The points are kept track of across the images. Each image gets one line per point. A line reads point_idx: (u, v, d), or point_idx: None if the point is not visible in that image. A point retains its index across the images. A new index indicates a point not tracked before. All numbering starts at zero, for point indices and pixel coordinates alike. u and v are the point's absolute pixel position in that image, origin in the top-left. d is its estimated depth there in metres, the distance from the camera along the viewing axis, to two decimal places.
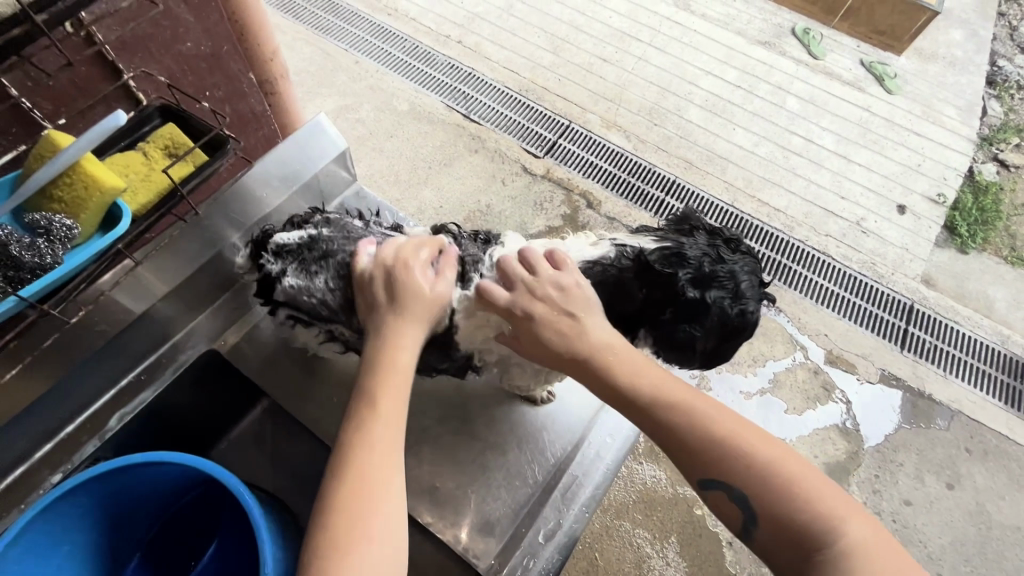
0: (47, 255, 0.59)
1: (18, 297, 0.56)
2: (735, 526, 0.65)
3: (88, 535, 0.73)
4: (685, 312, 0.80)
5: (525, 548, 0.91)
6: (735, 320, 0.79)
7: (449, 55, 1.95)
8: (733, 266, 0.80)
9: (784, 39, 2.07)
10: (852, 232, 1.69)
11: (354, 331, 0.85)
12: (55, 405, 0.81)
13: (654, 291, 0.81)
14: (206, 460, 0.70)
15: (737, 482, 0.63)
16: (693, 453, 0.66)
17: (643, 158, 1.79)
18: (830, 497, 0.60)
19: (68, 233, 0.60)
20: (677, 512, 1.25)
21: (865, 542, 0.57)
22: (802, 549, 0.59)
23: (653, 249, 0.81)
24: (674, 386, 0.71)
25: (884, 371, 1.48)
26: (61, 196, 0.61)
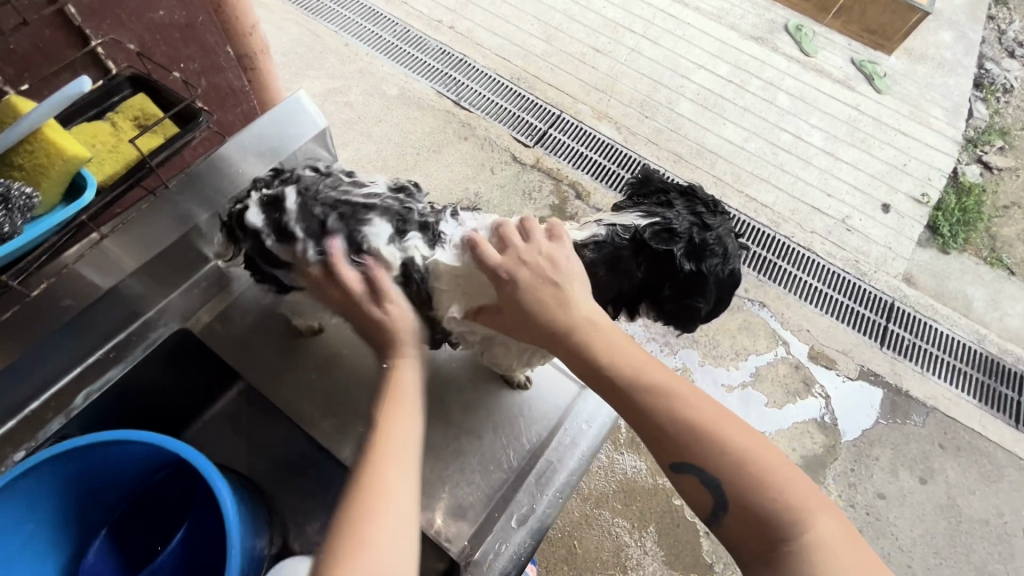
0: (4, 225, 0.55)
1: None
2: (701, 513, 0.61)
3: (53, 513, 0.72)
4: (684, 286, 0.81)
5: (498, 532, 0.89)
6: (727, 279, 0.83)
7: (441, 40, 1.92)
8: (718, 229, 0.82)
9: (776, 35, 2.07)
10: (837, 229, 1.70)
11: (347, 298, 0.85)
12: (20, 381, 0.79)
13: (655, 270, 0.81)
14: (174, 440, 0.69)
15: (711, 471, 0.59)
16: (666, 436, 0.62)
17: (632, 150, 1.78)
18: (802, 489, 0.57)
19: (28, 202, 0.57)
20: (655, 503, 1.27)
21: (831, 538, 0.54)
22: (767, 540, 0.56)
23: (647, 228, 0.80)
24: (657, 370, 0.67)
25: (862, 368, 1.50)
26: (21, 163, 0.58)
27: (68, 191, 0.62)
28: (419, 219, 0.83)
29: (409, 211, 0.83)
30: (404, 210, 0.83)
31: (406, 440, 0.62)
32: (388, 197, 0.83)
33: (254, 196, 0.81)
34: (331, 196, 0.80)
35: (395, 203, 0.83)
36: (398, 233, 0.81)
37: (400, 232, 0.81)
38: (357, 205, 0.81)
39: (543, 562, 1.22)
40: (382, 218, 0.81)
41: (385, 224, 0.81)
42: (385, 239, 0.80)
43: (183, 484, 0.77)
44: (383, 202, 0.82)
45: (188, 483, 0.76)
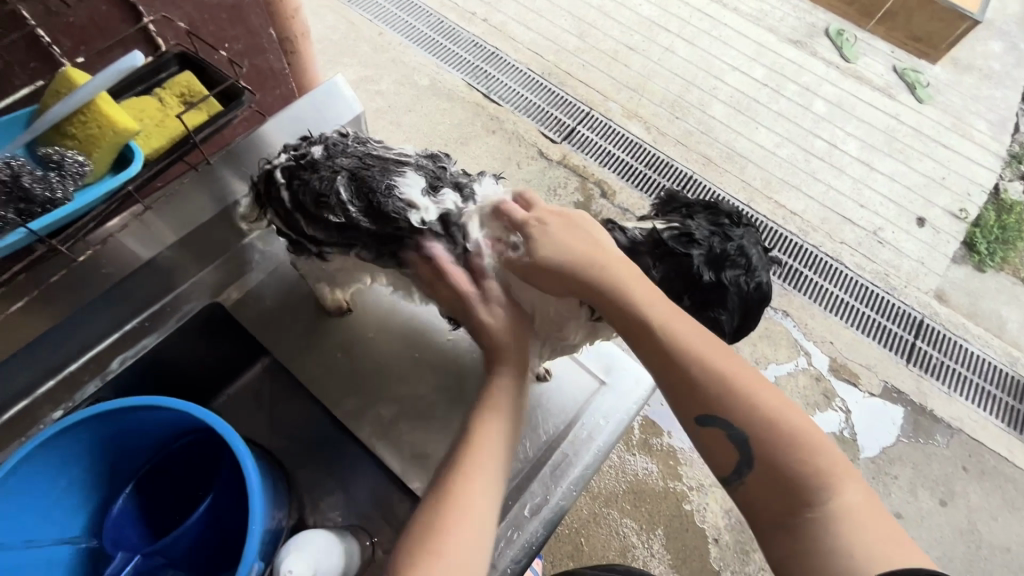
0: (58, 190, 0.58)
1: (28, 229, 0.55)
2: (722, 470, 0.61)
3: (86, 473, 0.74)
4: (704, 296, 0.77)
5: (511, 519, 0.85)
6: (754, 293, 0.77)
7: (474, 33, 1.93)
8: (742, 241, 0.78)
9: (816, 39, 2.02)
10: (868, 241, 1.66)
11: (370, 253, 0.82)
12: (60, 344, 0.82)
13: (675, 276, 0.77)
14: (203, 407, 0.71)
15: (741, 424, 0.60)
16: (695, 386, 0.62)
17: (661, 150, 1.76)
18: (828, 452, 0.58)
19: (80, 169, 0.60)
20: (665, 506, 1.26)
21: (856, 503, 0.56)
22: (792, 502, 0.57)
23: (665, 230, 0.78)
24: (686, 321, 0.65)
25: (886, 384, 1.47)
26: (74, 133, 0.61)
27: (116, 162, 0.64)
28: (450, 178, 0.83)
29: (440, 171, 0.83)
30: (437, 167, 0.83)
31: (495, 457, 0.67)
32: (422, 158, 0.84)
33: (283, 158, 0.82)
34: (359, 151, 0.82)
35: (429, 162, 0.84)
36: (429, 187, 0.80)
37: (432, 183, 0.81)
38: (391, 161, 0.82)
39: (549, 557, 1.22)
40: (415, 171, 0.81)
41: (418, 177, 0.81)
42: (419, 189, 0.79)
43: (209, 450, 0.79)
44: (417, 161, 0.83)
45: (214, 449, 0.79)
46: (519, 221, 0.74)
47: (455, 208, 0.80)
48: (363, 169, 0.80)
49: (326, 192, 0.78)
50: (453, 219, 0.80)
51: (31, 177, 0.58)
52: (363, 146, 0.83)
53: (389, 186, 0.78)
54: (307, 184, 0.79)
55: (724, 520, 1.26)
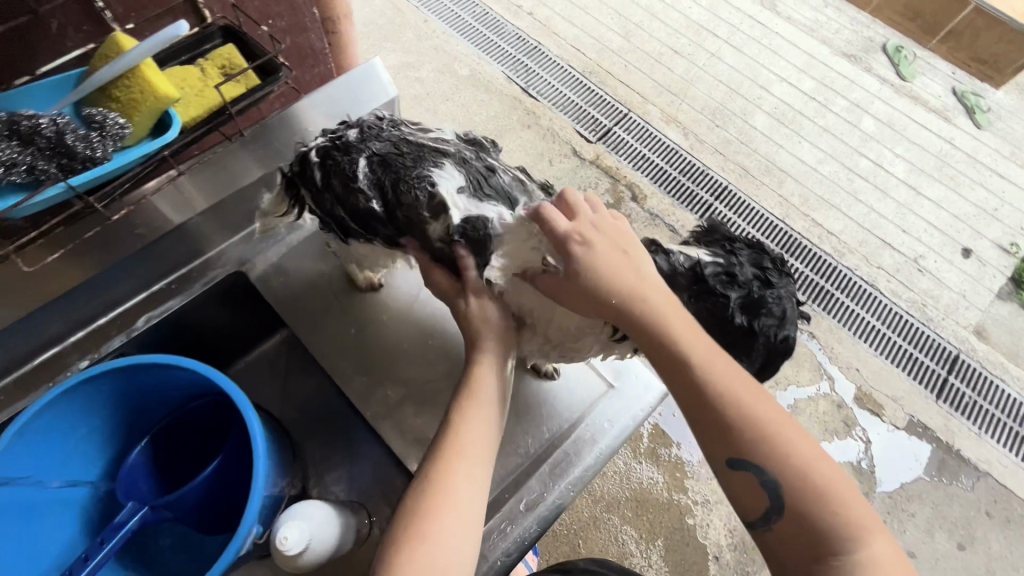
0: (98, 149, 0.61)
1: (67, 184, 0.58)
2: (749, 513, 0.62)
3: (106, 422, 0.77)
4: (731, 339, 0.72)
5: (507, 513, 0.82)
6: (780, 346, 0.72)
7: (519, 26, 1.92)
8: (783, 289, 0.73)
9: (872, 55, 1.94)
10: (907, 268, 1.59)
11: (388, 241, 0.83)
12: (90, 298, 0.85)
13: (705, 314, 0.72)
14: (218, 372, 0.72)
15: (773, 472, 0.60)
16: (733, 432, 0.61)
17: (697, 158, 1.73)
18: (857, 505, 0.59)
19: (120, 131, 0.63)
20: (667, 518, 1.25)
21: (882, 556, 0.57)
22: (819, 550, 0.58)
23: (707, 264, 0.73)
24: (725, 364, 0.63)
25: (912, 419, 1.41)
26: (118, 96, 0.64)
27: (156, 128, 0.66)
28: (498, 184, 0.80)
29: (482, 168, 0.81)
30: (482, 168, 0.81)
31: (481, 443, 0.66)
32: (466, 152, 0.82)
33: (321, 141, 0.83)
34: (394, 135, 0.82)
35: (473, 158, 0.82)
36: (470, 187, 0.78)
37: (474, 187, 0.79)
38: (430, 150, 0.81)
39: (545, 555, 1.22)
40: (455, 168, 0.79)
41: (457, 173, 0.79)
42: (455, 187, 0.78)
43: (221, 413, 0.81)
44: (459, 154, 0.81)
45: (227, 413, 0.81)
46: (560, 235, 0.68)
47: (497, 217, 0.77)
48: (391, 152, 0.80)
49: (358, 176, 0.79)
50: (479, 225, 0.76)
51: (73, 135, 0.60)
52: (399, 131, 0.83)
53: (423, 177, 0.78)
54: (339, 165, 0.79)
55: (727, 539, 1.24)
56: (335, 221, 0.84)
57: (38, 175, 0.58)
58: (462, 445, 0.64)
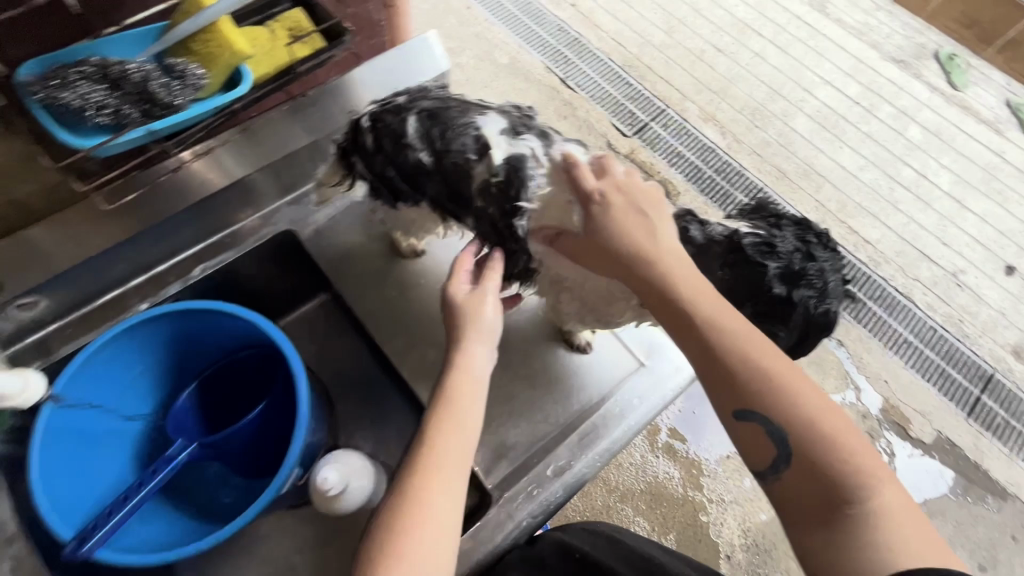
0: (177, 98, 0.65)
1: (147, 129, 0.62)
2: (759, 464, 0.63)
3: (159, 362, 0.81)
4: (770, 310, 0.72)
5: (533, 476, 0.84)
6: (819, 319, 0.73)
7: (561, 17, 1.92)
8: (824, 265, 0.74)
9: (924, 61, 1.90)
10: (945, 282, 1.56)
11: (436, 204, 0.86)
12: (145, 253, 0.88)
13: (744, 282, 0.73)
14: (268, 323, 0.76)
15: (781, 421, 0.61)
16: (739, 384, 0.62)
17: (734, 158, 1.71)
18: (869, 457, 0.60)
19: (197, 81, 0.66)
20: (681, 513, 1.26)
21: (893, 505, 0.58)
22: (829, 498, 0.59)
23: (747, 235, 0.75)
24: (731, 319, 0.64)
25: (940, 436, 1.38)
26: (196, 48, 0.67)
27: (227, 82, 0.70)
28: (535, 127, 0.84)
29: (522, 121, 0.85)
30: (522, 115, 0.85)
31: (460, 450, 0.62)
32: (506, 107, 0.87)
33: (372, 108, 0.87)
34: (442, 95, 0.86)
35: (514, 111, 0.87)
36: (510, 129, 0.82)
37: (513, 128, 0.82)
38: (475, 105, 0.85)
39: None
40: (497, 115, 0.84)
41: (499, 119, 0.83)
42: (497, 128, 0.82)
43: (264, 364, 0.84)
44: (501, 108, 0.86)
45: (270, 363, 0.84)
46: (587, 189, 0.73)
47: (535, 154, 0.80)
48: (439, 105, 0.84)
49: (408, 131, 0.83)
50: (522, 162, 0.79)
51: (157, 82, 0.64)
52: (448, 93, 0.88)
53: (468, 124, 0.82)
54: (390, 124, 0.83)
55: (740, 539, 1.24)
56: (383, 183, 0.88)
57: (122, 118, 0.62)
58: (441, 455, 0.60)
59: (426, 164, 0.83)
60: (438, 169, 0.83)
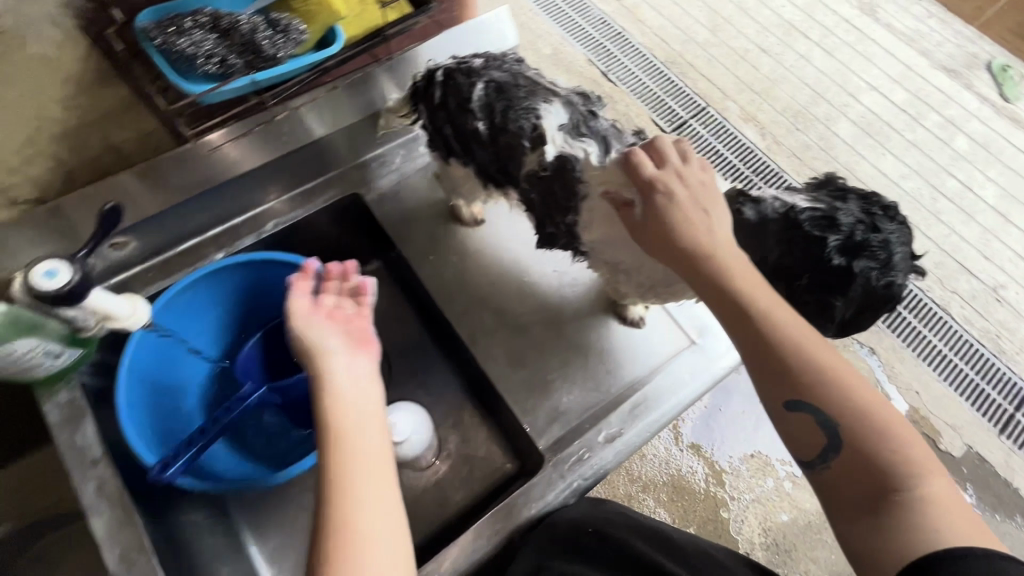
0: (279, 51, 0.70)
1: (251, 79, 0.68)
2: (806, 453, 0.63)
3: (229, 311, 0.91)
4: (828, 279, 0.74)
5: (584, 441, 0.86)
6: (881, 291, 0.73)
7: (605, 11, 1.93)
8: (890, 236, 0.73)
9: (974, 72, 1.87)
10: (984, 296, 1.52)
11: (479, 171, 0.90)
12: (205, 212, 0.91)
13: (802, 254, 0.74)
14: (328, 274, 0.83)
15: (831, 411, 0.61)
16: (791, 374, 0.62)
17: (773, 159, 1.69)
18: (916, 444, 0.60)
19: (298, 37, 0.71)
20: (702, 507, 1.13)
21: (944, 495, 0.58)
22: (881, 488, 0.58)
23: (805, 210, 0.75)
24: (782, 312, 0.65)
25: (969, 449, 1.32)
26: (298, 8, 0.73)
27: (321, 41, 0.75)
28: (599, 129, 0.84)
29: (587, 116, 0.85)
30: (587, 111, 0.85)
31: (375, 459, 0.57)
32: (574, 96, 0.87)
33: (448, 63, 0.90)
34: (513, 70, 0.88)
35: (580, 102, 0.86)
36: (570, 126, 0.83)
37: (574, 126, 0.83)
38: (543, 88, 0.86)
39: None
40: (562, 107, 0.85)
41: (563, 112, 0.84)
42: (557, 123, 0.83)
43: None
44: (567, 96, 0.86)
45: None
46: (647, 179, 0.72)
47: (588, 156, 0.82)
48: (506, 83, 0.86)
49: (473, 98, 0.85)
50: (571, 164, 0.82)
51: (264, 36, 0.69)
52: (519, 67, 0.89)
53: (530, 109, 0.84)
54: (459, 86, 0.86)
55: (761, 538, 1.11)
56: (440, 139, 0.91)
57: (227, 67, 0.67)
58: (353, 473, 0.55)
59: (479, 140, 0.86)
60: (487, 151, 0.86)
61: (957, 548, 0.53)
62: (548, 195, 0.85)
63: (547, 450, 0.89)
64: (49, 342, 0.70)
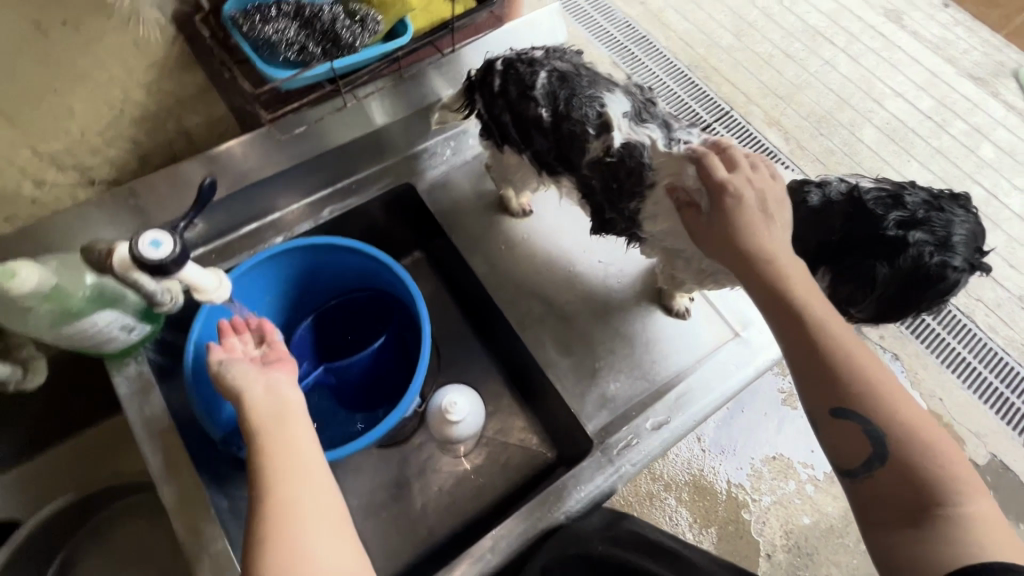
0: (355, 39, 0.75)
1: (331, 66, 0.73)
2: (848, 462, 0.62)
3: (287, 292, 0.97)
4: (880, 248, 0.80)
5: (632, 427, 0.88)
6: (932, 270, 0.78)
7: (630, 14, 1.94)
8: (949, 219, 0.79)
9: (1001, 80, 1.87)
10: (1009, 304, 1.48)
11: (538, 158, 0.94)
12: (256, 200, 0.94)
13: (859, 225, 0.82)
14: (390, 259, 0.90)
15: (879, 422, 0.61)
16: (841, 383, 0.63)
17: (795, 163, 1.70)
18: (960, 465, 0.60)
19: (375, 26, 0.77)
20: (724, 507, 1.12)
21: (987, 517, 0.57)
22: (924, 501, 0.58)
23: (871, 190, 0.82)
24: (836, 322, 0.66)
25: (993, 457, 1.29)
26: (374, 0, 0.79)
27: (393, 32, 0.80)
28: (659, 115, 0.89)
29: (648, 104, 0.90)
30: (645, 100, 0.90)
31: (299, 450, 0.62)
32: (633, 87, 0.92)
33: (506, 54, 0.93)
34: (574, 61, 0.92)
35: (639, 92, 0.91)
36: (633, 114, 0.88)
37: (636, 113, 0.88)
38: (604, 79, 0.91)
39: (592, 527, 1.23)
40: (623, 96, 0.89)
41: (625, 100, 0.89)
42: (621, 111, 0.88)
43: (380, 300, 1.01)
44: (627, 87, 0.91)
45: (388, 303, 1.00)
46: (718, 183, 0.73)
47: (653, 142, 0.86)
48: (567, 73, 0.90)
49: (536, 86, 0.89)
50: (637, 150, 0.86)
51: (343, 26, 0.75)
52: (579, 59, 0.93)
53: (594, 98, 0.88)
54: (521, 75, 0.90)
55: (782, 539, 1.10)
56: (497, 126, 0.95)
57: (307, 56, 0.74)
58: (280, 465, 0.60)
59: (543, 128, 0.90)
60: (552, 138, 0.90)
61: (1003, 562, 0.53)
62: (611, 180, 0.89)
63: (596, 434, 0.90)
64: (123, 315, 0.77)
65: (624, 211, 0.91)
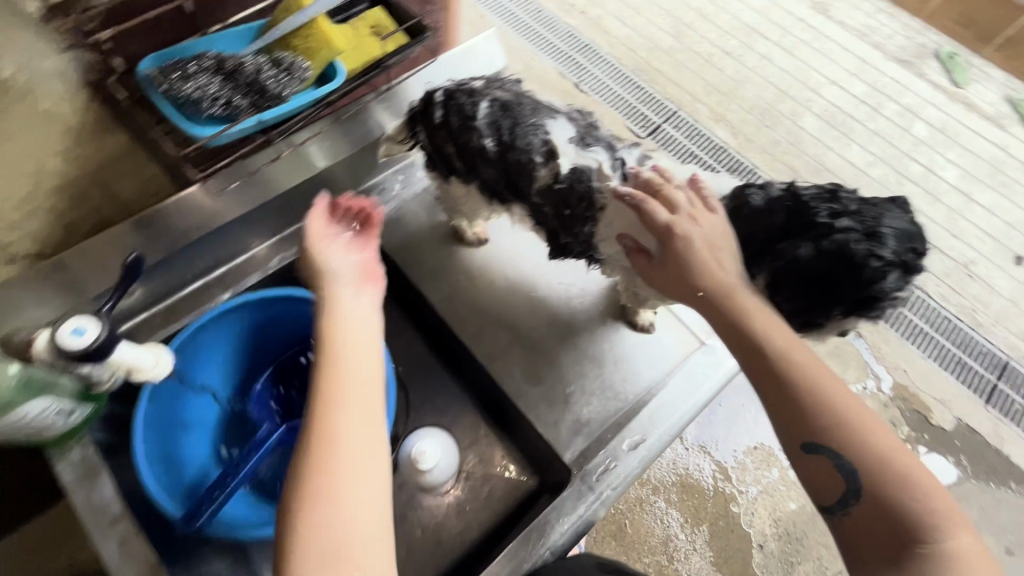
0: (283, 89, 0.76)
1: (259, 119, 0.73)
2: (825, 497, 0.62)
3: (243, 348, 0.95)
4: (808, 231, 0.81)
5: (609, 450, 0.86)
6: (856, 258, 0.77)
7: (571, 24, 1.97)
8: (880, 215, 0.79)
9: (925, 61, 1.96)
10: (958, 273, 1.54)
11: (485, 188, 0.93)
12: (201, 253, 0.91)
13: (794, 218, 0.82)
14: None
15: (850, 455, 0.60)
16: (809, 417, 0.63)
17: (744, 157, 1.74)
18: (942, 497, 0.58)
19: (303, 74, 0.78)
20: (712, 504, 1.13)
21: (970, 551, 0.56)
22: (903, 538, 0.57)
23: (810, 188, 0.84)
24: (800, 354, 0.66)
25: (958, 421, 1.34)
26: (299, 46, 0.79)
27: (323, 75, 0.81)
28: (603, 137, 0.89)
29: (592, 127, 0.90)
30: (590, 124, 0.89)
31: (369, 380, 0.55)
32: (575, 113, 0.91)
33: (446, 84, 0.91)
34: (515, 90, 0.91)
35: (581, 117, 0.91)
36: (578, 139, 0.87)
37: (580, 137, 0.87)
38: (545, 106, 0.90)
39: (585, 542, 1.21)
40: (566, 121, 0.89)
41: (568, 125, 0.88)
42: (566, 137, 0.87)
43: None
44: (569, 113, 0.90)
45: None
46: (661, 225, 0.73)
47: (600, 167, 0.85)
48: (508, 102, 0.88)
49: (478, 115, 0.87)
50: (585, 175, 0.86)
51: (268, 76, 0.76)
52: (519, 87, 0.92)
53: (538, 126, 0.87)
54: (462, 105, 0.88)
55: (771, 528, 1.12)
56: (442, 158, 0.93)
57: (234, 109, 0.74)
58: (342, 392, 0.54)
59: (489, 159, 0.89)
60: (497, 167, 0.89)
61: None
62: (561, 205, 0.89)
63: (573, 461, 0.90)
64: (62, 401, 0.72)
65: (580, 234, 0.90)
